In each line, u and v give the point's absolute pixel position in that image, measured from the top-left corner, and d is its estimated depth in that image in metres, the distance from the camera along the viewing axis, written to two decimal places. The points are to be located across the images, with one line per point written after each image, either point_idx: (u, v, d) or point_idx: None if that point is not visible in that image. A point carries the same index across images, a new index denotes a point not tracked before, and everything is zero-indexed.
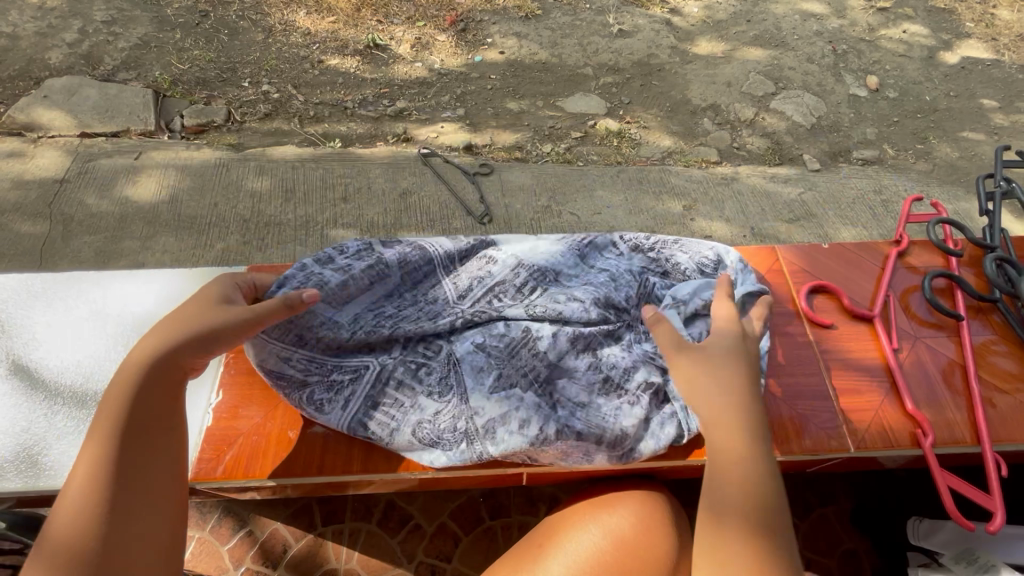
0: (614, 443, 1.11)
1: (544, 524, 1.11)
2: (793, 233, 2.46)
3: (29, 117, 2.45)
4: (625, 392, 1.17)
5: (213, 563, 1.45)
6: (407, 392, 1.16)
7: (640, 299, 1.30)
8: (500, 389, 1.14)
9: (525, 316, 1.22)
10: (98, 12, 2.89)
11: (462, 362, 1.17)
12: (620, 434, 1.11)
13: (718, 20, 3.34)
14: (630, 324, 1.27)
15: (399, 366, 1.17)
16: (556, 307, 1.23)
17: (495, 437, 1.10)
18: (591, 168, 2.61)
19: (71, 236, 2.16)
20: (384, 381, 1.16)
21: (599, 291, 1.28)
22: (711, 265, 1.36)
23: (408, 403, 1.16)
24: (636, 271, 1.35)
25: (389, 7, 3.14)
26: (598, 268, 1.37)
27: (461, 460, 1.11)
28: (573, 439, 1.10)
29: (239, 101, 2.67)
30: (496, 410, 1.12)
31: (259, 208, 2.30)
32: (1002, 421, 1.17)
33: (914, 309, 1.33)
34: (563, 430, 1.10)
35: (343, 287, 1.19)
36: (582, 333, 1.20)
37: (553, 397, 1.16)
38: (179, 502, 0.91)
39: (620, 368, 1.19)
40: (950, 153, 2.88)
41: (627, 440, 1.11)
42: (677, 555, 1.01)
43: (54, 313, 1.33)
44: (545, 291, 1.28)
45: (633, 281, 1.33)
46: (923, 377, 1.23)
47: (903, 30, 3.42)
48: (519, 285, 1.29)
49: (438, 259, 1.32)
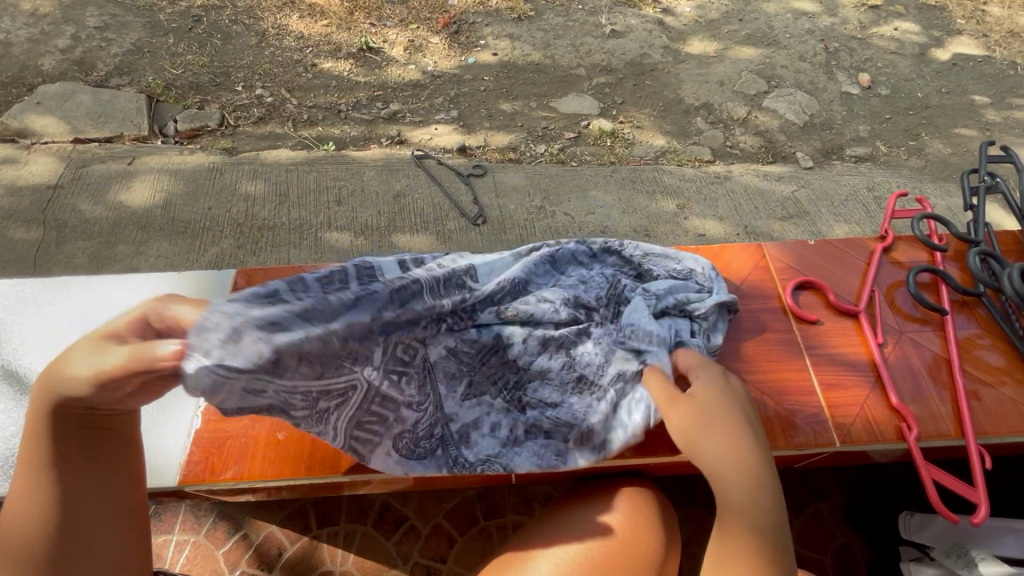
0: (582, 439, 1.13)
1: (533, 523, 1.11)
2: (786, 231, 2.47)
3: (23, 124, 2.45)
4: (598, 389, 1.17)
5: (208, 566, 1.45)
6: (389, 407, 1.07)
7: (611, 299, 1.29)
8: (471, 397, 1.15)
9: (497, 320, 1.20)
10: (91, 18, 2.89)
11: (436, 369, 1.12)
12: (587, 430, 1.13)
13: (710, 20, 3.35)
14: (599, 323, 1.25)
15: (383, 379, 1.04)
16: (527, 308, 1.21)
17: (469, 441, 1.13)
18: (585, 168, 2.62)
19: (65, 242, 2.17)
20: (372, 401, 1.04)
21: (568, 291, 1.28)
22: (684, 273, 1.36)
23: (391, 418, 1.07)
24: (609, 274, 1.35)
25: (382, 10, 3.15)
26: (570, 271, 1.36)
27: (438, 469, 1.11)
28: (541, 438, 1.14)
29: (233, 105, 2.68)
30: (469, 416, 1.14)
31: (253, 211, 2.31)
32: (986, 414, 1.18)
33: (899, 304, 1.34)
34: (530, 431, 1.14)
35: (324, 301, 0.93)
36: (552, 334, 1.20)
37: (524, 399, 1.16)
38: (131, 518, 0.84)
39: (594, 365, 1.18)
40: (943, 149, 2.89)
41: (596, 435, 1.13)
42: (663, 553, 1.01)
43: (42, 319, 1.34)
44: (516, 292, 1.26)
45: (604, 282, 1.33)
46: (909, 372, 1.23)
47: (894, 28, 3.44)
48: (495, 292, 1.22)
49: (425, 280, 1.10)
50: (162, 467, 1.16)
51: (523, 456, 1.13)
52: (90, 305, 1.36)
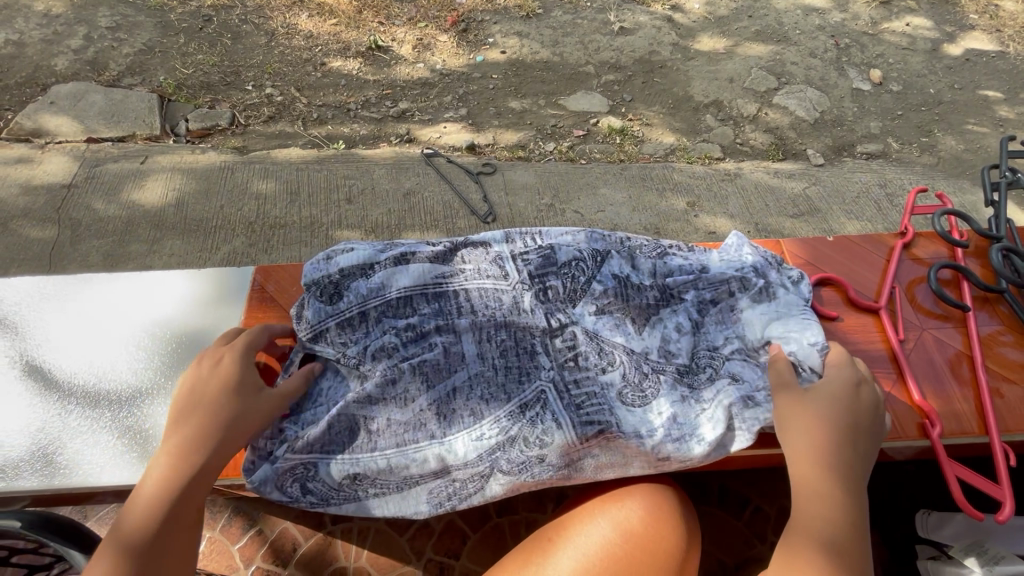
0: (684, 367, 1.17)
1: (554, 520, 1.11)
2: (797, 228, 2.46)
3: (37, 123, 2.48)
4: (702, 338, 1.20)
5: (225, 562, 1.46)
6: (613, 350, 1.17)
7: (689, 352, 1.18)
8: (650, 372, 1.15)
9: (685, 362, 1.17)
10: (103, 18, 2.92)
11: (599, 333, 1.19)
12: (684, 360, 1.17)
13: (719, 16, 3.33)
14: (703, 376, 1.14)
15: (559, 371, 1.14)
16: (678, 353, 1.18)
17: (636, 333, 1.20)
18: (594, 166, 2.62)
19: (80, 240, 2.19)
20: (572, 342, 1.17)
21: (671, 336, 1.20)
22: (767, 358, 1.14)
23: (605, 356, 1.16)
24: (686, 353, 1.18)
25: (391, 8, 3.16)
26: (681, 338, 1.19)
27: (640, 372, 1.15)
28: (671, 368, 1.16)
29: (243, 104, 2.70)
30: (653, 339, 1.19)
31: (264, 209, 2.33)
32: (1009, 411, 1.17)
33: (920, 300, 1.33)
34: (665, 355, 1.18)
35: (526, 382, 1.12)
36: (680, 364, 1.16)
37: (670, 354, 1.18)
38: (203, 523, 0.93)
39: (681, 355, 1.17)
40: (955, 145, 2.87)
41: (697, 363, 1.17)
42: (684, 549, 1.01)
43: (65, 314, 1.35)
44: (656, 344, 1.19)
45: (699, 360, 1.17)
46: (930, 367, 1.22)
47: (906, 23, 3.41)
48: (643, 367, 1.15)
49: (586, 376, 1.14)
50: None
51: (653, 336, 1.20)
52: (115, 301, 1.36)
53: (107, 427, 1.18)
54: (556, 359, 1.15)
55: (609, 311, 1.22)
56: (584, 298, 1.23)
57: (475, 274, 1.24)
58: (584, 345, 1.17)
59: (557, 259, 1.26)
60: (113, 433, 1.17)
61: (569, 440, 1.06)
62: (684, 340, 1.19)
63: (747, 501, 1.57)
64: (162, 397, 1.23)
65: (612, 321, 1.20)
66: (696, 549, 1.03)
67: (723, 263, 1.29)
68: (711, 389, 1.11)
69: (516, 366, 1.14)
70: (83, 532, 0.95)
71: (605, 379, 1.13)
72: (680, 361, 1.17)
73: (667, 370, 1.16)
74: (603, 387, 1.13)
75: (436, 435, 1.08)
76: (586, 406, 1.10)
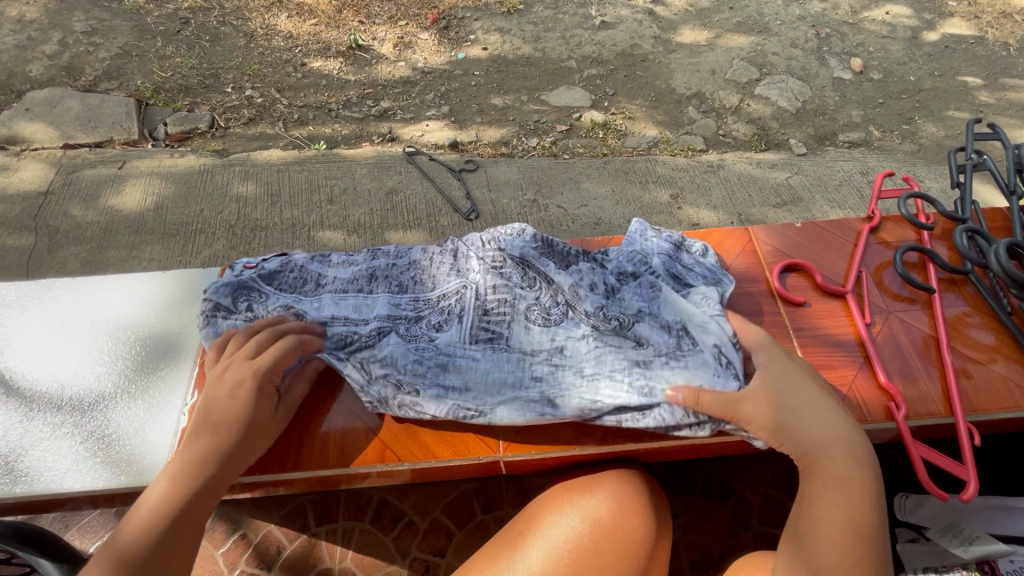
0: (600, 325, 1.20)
1: (525, 510, 1.10)
2: (781, 217, 2.47)
3: (12, 131, 2.45)
4: (616, 295, 1.26)
5: (207, 567, 1.45)
6: (526, 305, 1.25)
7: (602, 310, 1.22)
8: (553, 322, 1.23)
9: (590, 330, 1.20)
10: (78, 22, 2.88)
11: (518, 302, 1.25)
12: (596, 326, 1.20)
13: (701, 9, 3.33)
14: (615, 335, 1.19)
15: (471, 315, 1.24)
16: (590, 316, 1.22)
17: (552, 278, 1.27)
18: (577, 160, 2.61)
19: (57, 247, 2.17)
20: (479, 299, 1.26)
21: (584, 280, 1.26)
22: (673, 325, 1.19)
23: (510, 311, 1.24)
24: (597, 309, 1.22)
25: (371, 7, 3.13)
26: (597, 296, 1.25)
27: (546, 311, 1.24)
28: (578, 337, 1.20)
29: (223, 106, 2.67)
30: (567, 286, 1.25)
31: (245, 212, 2.30)
32: (975, 392, 1.17)
33: (887, 283, 1.34)
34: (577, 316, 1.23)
35: (441, 318, 1.25)
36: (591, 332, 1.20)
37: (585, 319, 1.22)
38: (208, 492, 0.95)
39: (597, 315, 1.22)
40: (936, 132, 2.88)
41: (610, 323, 1.20)
42: (653, 537, 1.01)
43: (26, 320, 1.33)
44: (574, 309, 1.23)
45: (614, 322, 1.20)
46: (896, 350, 1.23)
47: (886, 12, 3.42)
48: (548, 311, 1.24)
49: (479, 316, 1.24)
50: (150, 465, 1.14)
51: (565, 282, 1.26)
52: (77, 306, 1.35)
53: (69, 432, 1.17)
54: (460, 317, 1.25)
55: (529, 274, 1.28)
56: (500, 269, 1.29)
57: (424, 253, 1.38)
58: (500, 294, 1.26)
59: (480, 239, 1.36)
60: (74, 438, 1.16)
61: (462, 336, 1.21)
62: (595, 307, 1.23)
63: (732, 490, 1.57)
64: (126, 400, 1.21)
65: (540, 249, 1.31)
66: (666, 536, 1.03)
67: (623, 250, 1.35)
68: (617, 351, 1.16)
69: (421, 313, 1.26)
70: (44, 537, 1.02)
71: (495, 344, 1.21)
72: (592, 326, 1.21)
73: (581, 326, 1.21)
74: (493, 338, 1.21)
75: (350, 320, 1.22)
76: (493, 312, 1.24)
